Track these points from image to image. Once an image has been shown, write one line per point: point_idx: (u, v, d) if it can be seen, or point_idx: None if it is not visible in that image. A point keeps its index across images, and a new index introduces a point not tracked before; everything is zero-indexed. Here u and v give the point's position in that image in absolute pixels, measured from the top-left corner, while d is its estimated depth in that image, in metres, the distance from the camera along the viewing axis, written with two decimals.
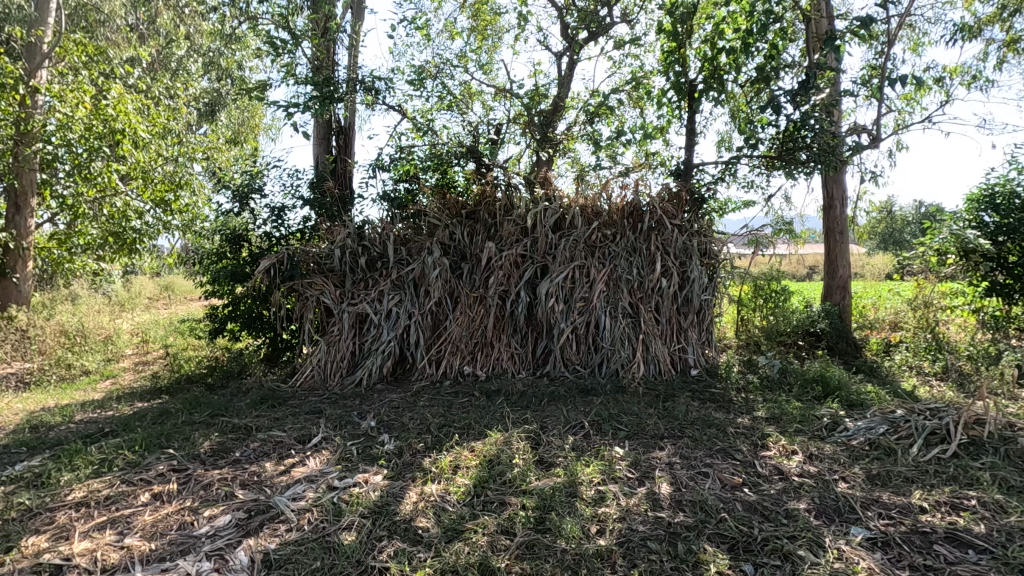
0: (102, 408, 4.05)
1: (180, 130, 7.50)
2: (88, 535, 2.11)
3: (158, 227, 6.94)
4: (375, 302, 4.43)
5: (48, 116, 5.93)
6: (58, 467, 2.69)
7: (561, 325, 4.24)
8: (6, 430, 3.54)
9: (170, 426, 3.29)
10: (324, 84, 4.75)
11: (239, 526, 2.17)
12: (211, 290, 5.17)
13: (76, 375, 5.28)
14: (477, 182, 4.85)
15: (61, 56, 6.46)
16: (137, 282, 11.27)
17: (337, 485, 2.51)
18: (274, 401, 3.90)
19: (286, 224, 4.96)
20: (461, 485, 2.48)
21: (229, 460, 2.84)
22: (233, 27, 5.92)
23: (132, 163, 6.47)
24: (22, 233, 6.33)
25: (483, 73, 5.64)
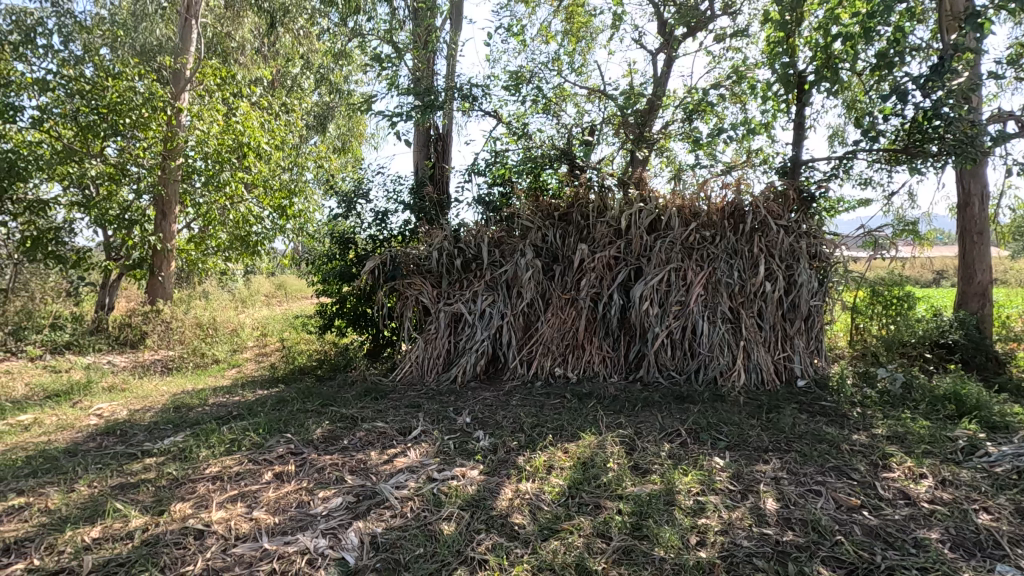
0: (230, 393, 4.52)
1: (296, 142, 8.18)
2: (223, 505, 2.36)
3: (276, 231, 7.70)
4: (469, 303, 4.57)
5: (189, 133, 6.74)
6: (197, 444, 3.03)
7: (655, 329, 4.14)
8: (156, 408, 4.05)
9: (288, 413, 3.61)
10: (425, 92, 4.97)
11: (349, 509, 2.33)
12: (321, 288, 5.57)
13: (208, 363, 5.91)
14: (570, 184, 4.84)
15: (199, 80, 7.26)
16: (257, 282, 12.40)
17: (437, 477, 2.63)
18: (377, 394, 4.14)
19: (389, 227, 5.25)
20: (556, 486, 2.50)
21: (338, 446, 3.06)
22: (343, 44, 6.35)
23: (255, 173, 7.22)
24: (167, 237, 7.03)
25: (576, 75, 5.62)
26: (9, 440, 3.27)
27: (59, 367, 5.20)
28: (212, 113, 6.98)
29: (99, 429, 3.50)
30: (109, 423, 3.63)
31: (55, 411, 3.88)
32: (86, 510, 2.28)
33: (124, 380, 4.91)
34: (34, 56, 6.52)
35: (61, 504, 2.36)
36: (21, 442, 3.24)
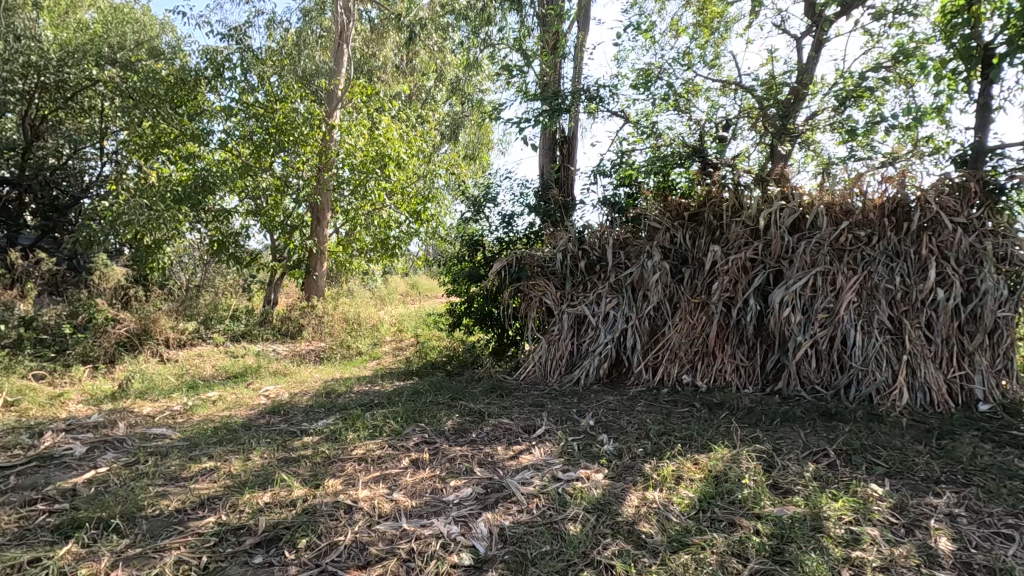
0: (371, 382, 4.95)
1: (430, 150, 8.73)
2: (368, 485, 2.59)
3: (411, 234, 8.31)
4: (593, 305, 4.55)
5: (340, 147, 7.51)
6: (345, 427, 3.35)
7: (797, 338, 3.80)
8: (311, 393, 4.57)
9: (421, 404, 3.86)
10: (553, 97, 5.04)
11: (478, 499, 2.44)
12: (451, 288, 5.87)
13: (353, 353, 6.51)
14: (701, 183, 4.61)
15: (349, 99, 8.04)
16: (394, 281, 13.41)
17: (561, 476, 2.65)
18: (503, 391, 4.29)
19: (515, 230, 5.39)
20: (685, 497, 2.40)
21: (467, 439, 3.21)
22: (474, 55, 6.66)
23: (395, 181, 7.87)
24: (321, 240, 7.87)
25: (709, 69, 5.33)
26: (201, 412, 3.87)
27: (237, 353, 6.05)
28: (359, 128, 7.72)
29: (267, 408, 4.02)
30: (275, 403, 4.16)
31: (233, 391, 4.52)
32: (260, 477, 2.63)
33: (286, 366, 5.58)
34: (222, 86, 7.65)
35: (240, 470, 2.74)
36: (210, 414, 3.82)
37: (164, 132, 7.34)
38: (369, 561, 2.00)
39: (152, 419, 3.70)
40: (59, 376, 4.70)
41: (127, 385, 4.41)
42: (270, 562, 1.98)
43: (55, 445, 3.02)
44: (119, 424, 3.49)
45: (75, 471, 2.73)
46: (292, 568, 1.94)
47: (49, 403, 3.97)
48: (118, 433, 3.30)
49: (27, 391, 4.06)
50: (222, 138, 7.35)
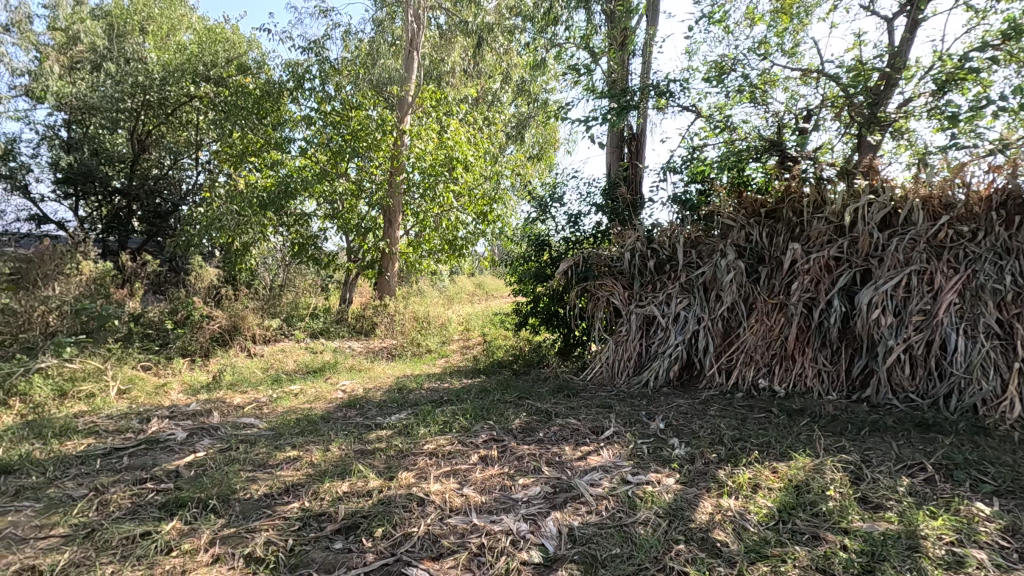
0: (440, 380, 5.08)
1: (496, 152, 8.86)
2: (439, 479, 2.66)
3: (478, 234, 8.49)
4: (663, 305, 4.44)
5: (411, 152, 7.76)
6: (417, 422, 3.46)
7: (888, 342, 3.52)
8: (384, 388, 4.75)
9: (489, 402, 3.92)
10: (621, 94, 4.96)
11: (547, 498, 2.45)
12: (518, 288, 5.91)
13: (422, 351, 6.70)
14: (779, 177, 4.38)
15: (419, 104, 8.27)
16: (461, 281, 13.68)
17: (631, 479, 2.61)
18: (570, 391, 4.27)
19: (581, 229, 5.35)
20: (763, 507, 2.29)
21: (535, 438, 3.22)
22: (540, 55, 6.67)
23: (463, 182, 8.06)
24: (393, 241, 8.10)
25: (788, 57, 5.05)
26: (284, 404, 4.12)
27: (316, 349, 6.40)
28: (429, 132, 7.93)
29: (344, 402, 4.22)
30: (351, 397, 4.36)
31: (313, 384, 4.78)
32: (338, 467, 2.77)
33: (361, 362, 5.84)
34: (302, 97, 8.09)
35: (320, 459, 2.89)
36: (292, 406, 4.07)
37: (251, 142, 7.89)
38: (441, 553, 2.06)
39: (243, 409, 3.99)
40: (163, 367, 5.15)
41: (220, 377, 4.77)
42: (349, 548, 2.08)
43: (160, 430, 3.32)
44: (214, 413, 3.79)
45: (177, 454, 2.99)
46: (369, 556, 2.03)
47: (155, 392, 4.38)
48: (213, 421, 3.58)
49: (137, 380, 4.49)
50: (303, 146, 7.78)
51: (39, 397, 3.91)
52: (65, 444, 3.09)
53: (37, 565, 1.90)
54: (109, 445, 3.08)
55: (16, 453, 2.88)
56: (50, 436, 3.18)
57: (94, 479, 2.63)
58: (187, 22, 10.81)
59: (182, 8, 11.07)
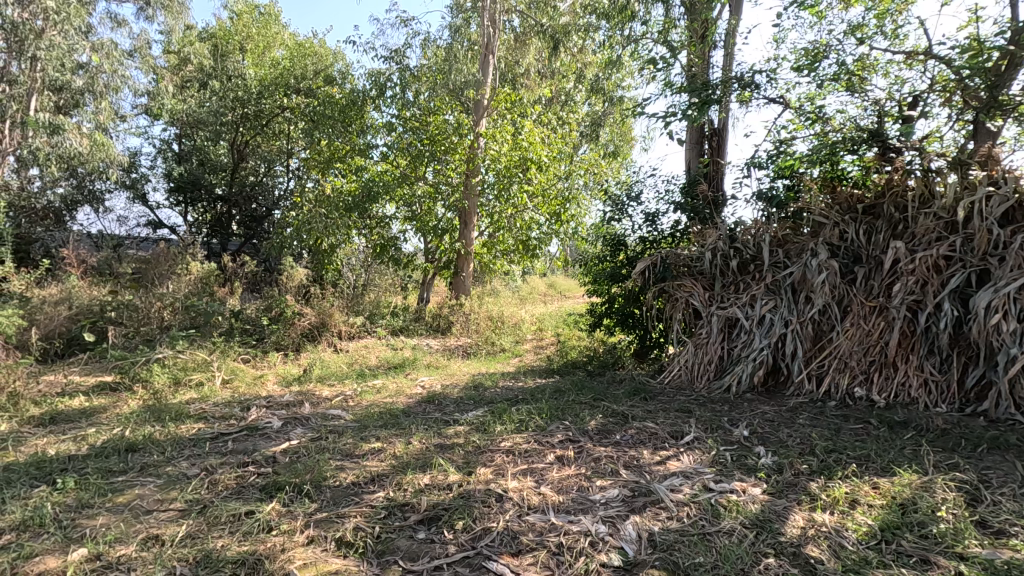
0: (515, 378, 5.13)
1: (570, 151, 8.88)
2: (516, 476, 2.69)
3: (552, 234, 8.52)
4: (746, 307, 4.24)
5: (486, 154, 7.91)
6: (493, 420, 3.52)
7: (1010, 351, 3.16)
8: (461, 385, 4.87)
9: (565, 402, 3.91)
10: (702, 88, 4.78)
11: (626, 501, 2.41)
12: (592, 288, 5.85)
13: (497, 350, 6.79)
14: (880, 170, 4.06)
15: (495, 107, 8.39)
16: (534, 281, 13.74)
17: (714, 487, 2.52)
18: (646, 394, 4.18)
19: (659, 228, 5.21)
20: (862, 524, 2.14)
21: (611, 440, 3.18)
22: (616, 53, 6.57)
23: (537, 183, 8.16)
24: (467, 243, 8.26)
25: (890, 41, 4.67)
26: (367, 398, 4.32)
27: (396, 346, 6.66)
28: (504, 134, 8.04)
29: (423, 397, 4.35)
30: (429, 393, 4.51)
31: (394, 380, 4.99)
32: (420, 460, 2.87)
33: (438, 360, 6.00)
34: (384, 105, 8.44)
35: (403, 452, 3.01)
36: (375, 400, 4.25)
37: (337, 149, 8.32)
38: (520, 549, 2.08)
39: (331, 400, 4.24)
40: (260, 360, 5.57)
41: (310, 371, 5.08)
42: (432, 539, 2.15)
43: (259, 418, 3.59)
44: (305, 404, 4.05)
45: (274, 441, 3.22)
46: (451, 547, 2.09)
47: (253, 382, 4.73)
48: (304, 411, 3.82)
49: (238, 371, 4.87)
50: (384, 151, 8.14)
51: (157, 384, 4.35)
52: (179, 427, 3.41)
53: (160, 535, 2.12)
54: (215, 430, 3.37)
55: (139, 433, 3.21)
56: (167, 419, 3.52)
57: (204, 460, 2.88)
58: (280, 39, 11.55)
59: (275, 26, 11.87)
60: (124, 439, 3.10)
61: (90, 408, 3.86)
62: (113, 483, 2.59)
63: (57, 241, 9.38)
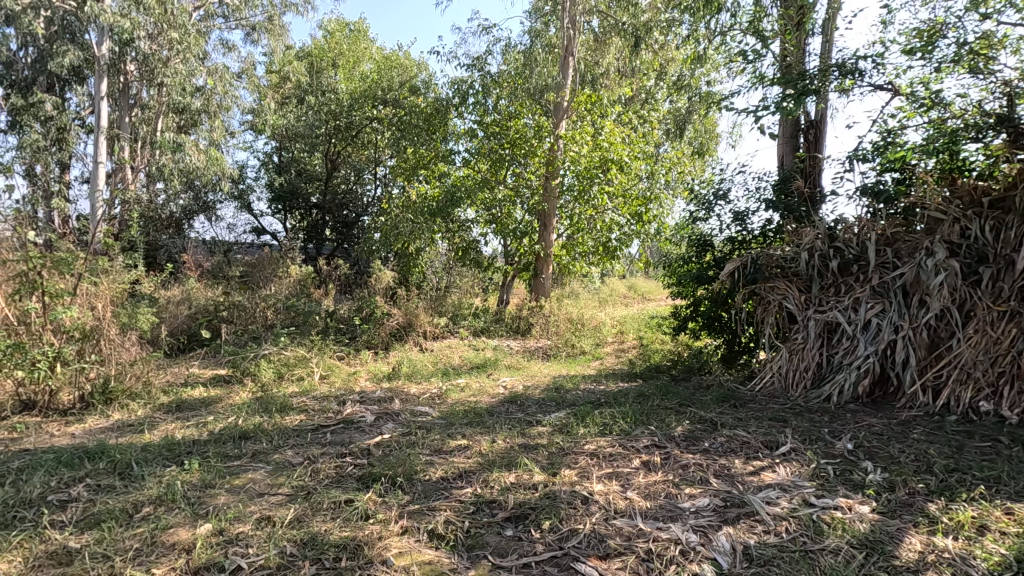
0: (596, 382, 5.08)
1: (651, 150, 8.69)
2: (600, 480, 2.67)
3: (633, 234, 8.38)
4: (849, 311, 3.95)
5: (566, 156, 7.89)
6: (576, 422, 3.51)
7: None
8: (542, 386, 4.89)
9: (649, 407, 3.82)
10: (798, 78, 4.50)
11: (718, 511, 2.33)
12: (676, 290, 5.66)
13: (577, 352, 6.75)
14: (1009, 159, 3.63)
15: (575, 108, 8.34)
16: (613, 283, 13.53)
17: (815, 502, 2.37)
18: (736, 401, 3.99)
19: (749, 228, 4.96)
20: (993, 553, 1.93)
21: (700, 448, 3.07)
22: (700, 46, 6.33)
23: (617, 184, 8.08)
24: (547, 245, 8.26)
25: (1020, 14, 4.17)
26: (453, 396, 4.44)
27: (479, 346, 6.82)
28: (583, 135, 7.99)
29: (505, 397, 4.43)
30: (512, 393, 4.57)
31: (477, 379, 5.11)
32: (505, 459, 2.92)
33: (519, 361, 6.06)
34: (465, 111, 8.67)
35: (488, 450, 3.08)
36: (460, 398, 4.37)
37: (422, 156, 8.64)
38: (608, 552, 2.07)
39: (418, 398, 4.40)
40: (353, 357, 5.90)
41: (398, 369, 5.32)
42: (520, 537, 2.19)
43: (354, 413, 3.80)
44: (395, 400, 4.24)
45: (368, 435, 3.40)
46: (538, 546, 2.11)
47: (348, 378, 5.03)
48: (395, 407, 4.01)
49: (334, 368, 5.18)
50: (466, 157, 8.36)
51: (264, 378, 4.74)
52: (284, 418, 3.69)
53: (272, 516, 2.30)
54: (315, 422, 3.61)
55: (251, 423, 3.51)
56: (273, 410, 3.82)
57: (306, 449, 3.11)
58: (369, 53, 12.14)
59: (365, 42, 12.47)
60: (238, 428, 3.40)
61: (208, 398, 4.27)
62: (229, 467, 2.85)
63: (177, 247, 10.26)
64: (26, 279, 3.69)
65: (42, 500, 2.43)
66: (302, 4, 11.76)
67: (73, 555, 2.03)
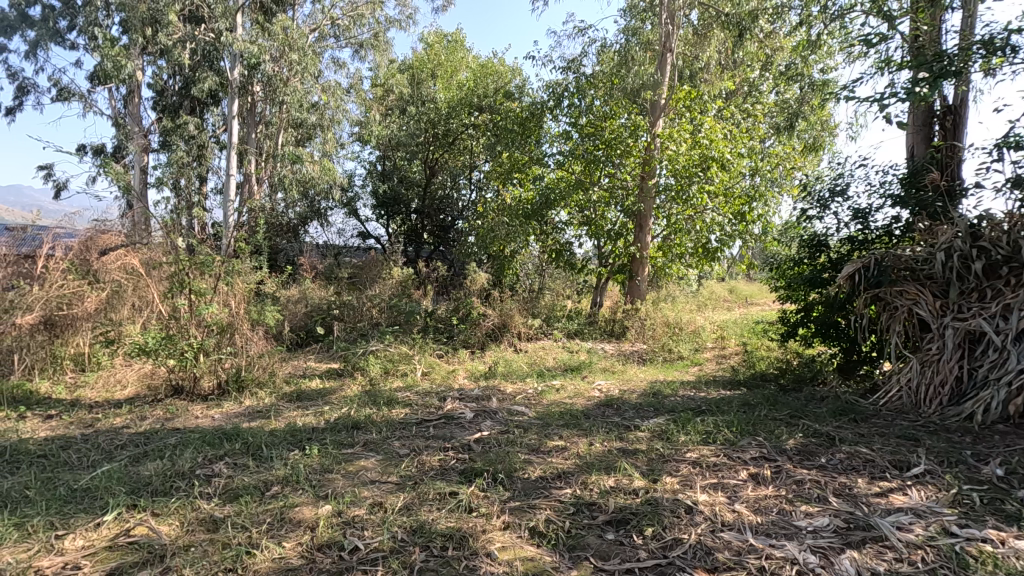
0: (696, 388, 4.88)
1: (756, 146, 8.23)
2: (705, 489, 2.56)
3: (735, 234, 8.00)
4: (996, 320, 3.49)
5: (663, 155, 7.62)
6: (677, 429, 3.40)
7: None
8: (639, 391, 4.79)
9: (756, 417, 3.61)
10: (933, 60, 4.05)
11: (839, 533, 2.15)
12: (785, 294, 5.30)
13: (675, 357, 6.52)
14: None
15: (672, 106, 8.09)
16: (712, 286, 12.95)
17: (957, 531, 2.13)
18: (857, 415, 3.66)
19: (872, 226, 4.53)
20: None
21: (815, 463, 2.86)
22: (815, 32, 5.89)
23: (718, 182, 7.73)
24: (643, 247, 8.05)
25: None
26: (548, 397, 4.48)
27: (572, 348, 6.81)
28: (681, 133, 7.72)
29: (601, 400, 4.39)
30: (608, 396, 4.51)
31: (572, 381, 5.10)
32: (603, 462, 2.90)
33: (613, 364, 5.98)
34: (560, 113, 8.69)
35: (586, 452, 3.07)
36: (555, 399, 4.40)
37: (517, 160, 8.80)
38: (717, 566, 1.98)
39: (515, 397, 4.48)
40: (451, 356, 6.14)
41: (495, 368, 5.45)
42: (622, 542, 2.16)
43: (455, 409, 3.95)
44: (493, 398, 4.35)
45: (468, 430, 3.52)
46: (642, 552, 2.07)
47: (447, 375, 5.24)
48: (492, 405, 4.11)
49: (435, 365, 5.41)
50: (559, 159, 8.39)
51: (372, 372, 5.07)
52: (391, 411, 3.92)
53: (383, 502, 2.45)
54: (418, 416, 3.80)
55: (362, 414, 3.76)
56: (381, 403, 4.07)
57: (412, 441, 3.27)
58: (465, 62, 12.53)
59: (461, 51, 12.83)
60: (351, 418, 3.65)
61: (324, 389, 4.62)
62: (345, 454, 3.07)
63: (295, 250, 11.25)
64: (177, 279, 4.24)
65: (192, 473, 2.77)
66: (404, 20, 12.39)
67: (218, 523, 2.29)
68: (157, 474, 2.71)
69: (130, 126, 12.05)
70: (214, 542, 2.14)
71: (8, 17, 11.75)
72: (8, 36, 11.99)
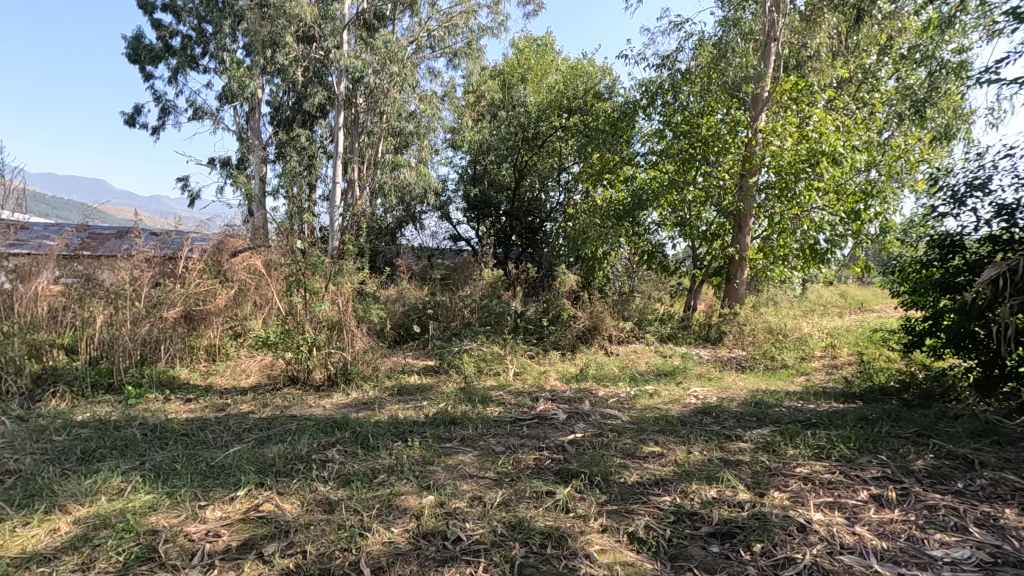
0: (804, 399, 4.55)
1: (873, 137, 7.55)
2: (819, 507, 2.39)
3: (848, 234, 7.41)
4: None
5: (765, 151, 7.19)
6: (784, 441, 3.19)
7: None
8: (739, 399, 4.55)
9: (875, 433, 3.31)
10: None
11: (984, 567, 1.93)
12: (909, 300, 4.80)
13: (778, 365, 6.13)
14: None
15: (777, 98, 7.65)
16: (820, 290, 12.02)
17: None
18: (1000, 438, 3.25)
19: (1021, 224, 3.98)
20: None
21: (949, 488, 2.57)
22: (946, 7, 5.29)
23: (829, 178, 7.15)
24: (743, 248, 7.73)
25: None
26: (642, 402, 4.38)
27: (665, 353, 6.61)
28: (787, 127, 7.24)
29: (698, 407, 4.22)
30: (705, 404, 4.33)
31: (666, 387, 4.94)
32: (704, 472, 2.79)
33: (710, 370, 5.72)
34: (653, 112, 8.46)
35: (685, 460, 2.97)
36: (649, 404, 4.29)
37: (609, 160, 8.68)
38: None
39: (607, 400, 4.43)
40: (542, 357, 6.18)
41: (586, 371, 5.42)
42: (728, 555, 2.07)
43: (547, 410, 3.97)
44: (586, 401, 4.33)
45: (561, 431, 3.52)
46: (751, 569, 1.98)
47: (539, 376, 5.28)
48: (585, 407, 4.09)
49: (527, 366, 5.48)
50: (651, 158, 8.19)
51: (466, 370, 5.23)
52: (485, 409, 4.01)
53: (482, 497, 2.52)
54: (512, 415, 3.86)
55: (458, 410, 3.89)
56: (476, 401, 4.18)
57: (507, 439, 3.34)
58: (555, 65, 12.59)
59: (552, 53, 12.85)
60: (448, 414, 3.78)
61: (422, 385, 4.83)
62: (444, 448, 3.19)
63: (392, 252, 11.82)
64: (294, 279, 4.63)
65: (309, 457, 3.00)
66: (496, 26, 12.65)
67: (334, 505, 2.47)
68: (279, 457, 2.97)
69: (251, 140, 13.27)
70: (331, 523, 2.30)
71: (154, 48, 13.38)
72: (154, 64, 13.63)
